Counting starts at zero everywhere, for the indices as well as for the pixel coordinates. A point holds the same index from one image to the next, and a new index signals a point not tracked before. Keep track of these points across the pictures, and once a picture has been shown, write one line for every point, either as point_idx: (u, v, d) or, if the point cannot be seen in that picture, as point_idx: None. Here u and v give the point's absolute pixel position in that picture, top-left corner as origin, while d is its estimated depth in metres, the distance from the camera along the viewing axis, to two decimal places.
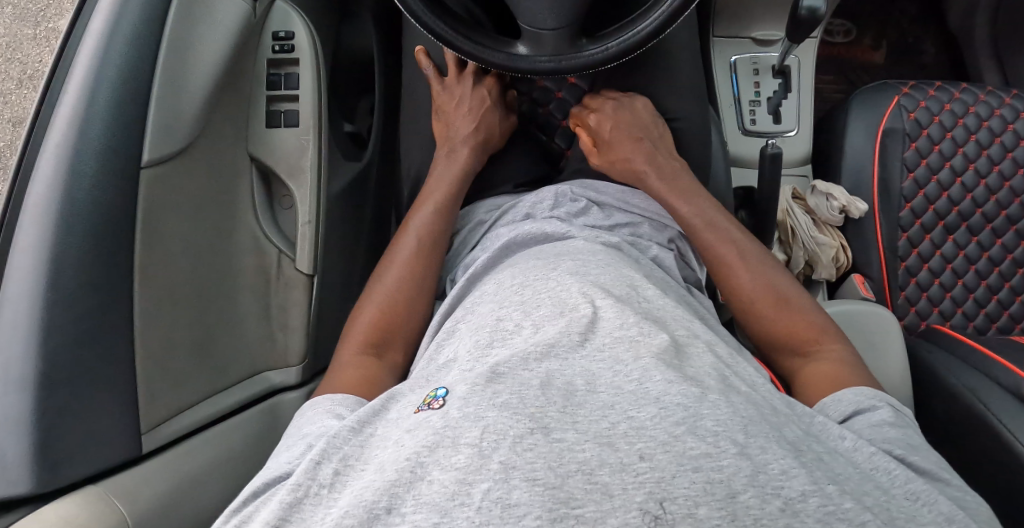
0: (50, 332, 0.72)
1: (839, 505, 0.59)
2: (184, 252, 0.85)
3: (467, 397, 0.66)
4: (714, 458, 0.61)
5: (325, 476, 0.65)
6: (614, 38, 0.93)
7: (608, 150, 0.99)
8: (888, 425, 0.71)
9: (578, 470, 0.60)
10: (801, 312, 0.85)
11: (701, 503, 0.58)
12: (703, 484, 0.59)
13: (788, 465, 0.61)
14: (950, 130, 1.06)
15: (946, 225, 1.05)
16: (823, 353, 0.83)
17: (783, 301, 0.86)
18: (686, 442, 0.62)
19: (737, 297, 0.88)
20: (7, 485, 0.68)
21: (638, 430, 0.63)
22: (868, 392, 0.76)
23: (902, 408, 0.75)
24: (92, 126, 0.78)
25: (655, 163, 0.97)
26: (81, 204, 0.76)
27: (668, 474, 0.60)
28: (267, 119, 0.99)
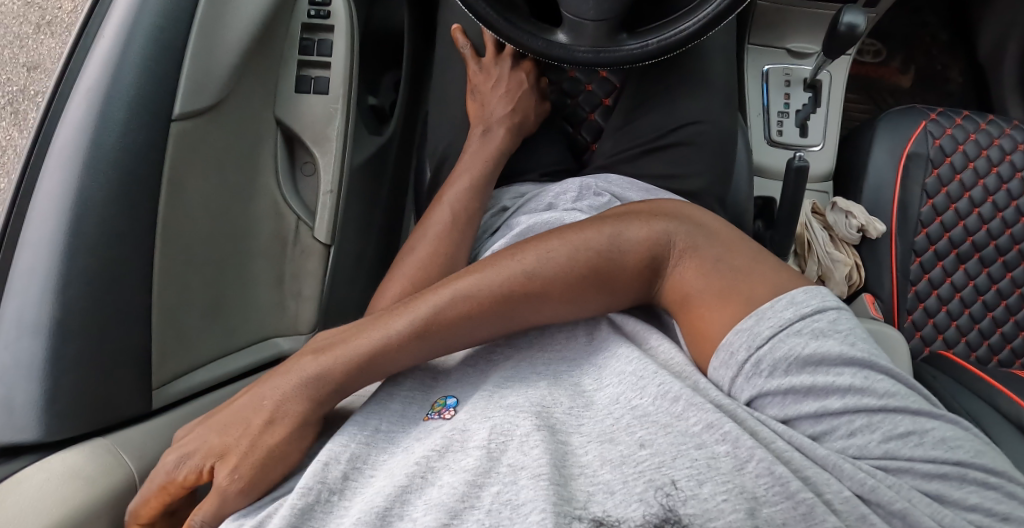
0: (69, 280, 0.70)
1: (837, 493, 0.58)
2: (206, 211, 0.84)
3: (475, 404, 0.67)
4: (718, 429, 0.61)
5: (336, 480, 0.63)
6: (656, 35, 0.93)
7: (232, 444, 0.68)
8: (804, 402, 0.63)
9: (580, 473, 0.61)
10: (619, 256, 0.70)
11: (705, 481, 0.58)
12: (706, 460, 0.59)
13: (785, 446, 0.61)
14: (973, 160, 1.07)
15: (959, 253, 1.06)
16: (689, 283, 0.69)
17: (599, 279, 0.70)
18: (690, 420, 0.62)
19: (558, 316, 0.72)
20: (14, 431, 0.67)
21: (640, 418, 0.64)
22: (747, 354, 0.64)
23: (801, 336, 0.63)
24: (125, 71, 0.76)
25: (289, 374, 0.71)
26: (109, 151, 0.74)
27: (669, 458, 0.60)
28: (297, 84, 0.97)
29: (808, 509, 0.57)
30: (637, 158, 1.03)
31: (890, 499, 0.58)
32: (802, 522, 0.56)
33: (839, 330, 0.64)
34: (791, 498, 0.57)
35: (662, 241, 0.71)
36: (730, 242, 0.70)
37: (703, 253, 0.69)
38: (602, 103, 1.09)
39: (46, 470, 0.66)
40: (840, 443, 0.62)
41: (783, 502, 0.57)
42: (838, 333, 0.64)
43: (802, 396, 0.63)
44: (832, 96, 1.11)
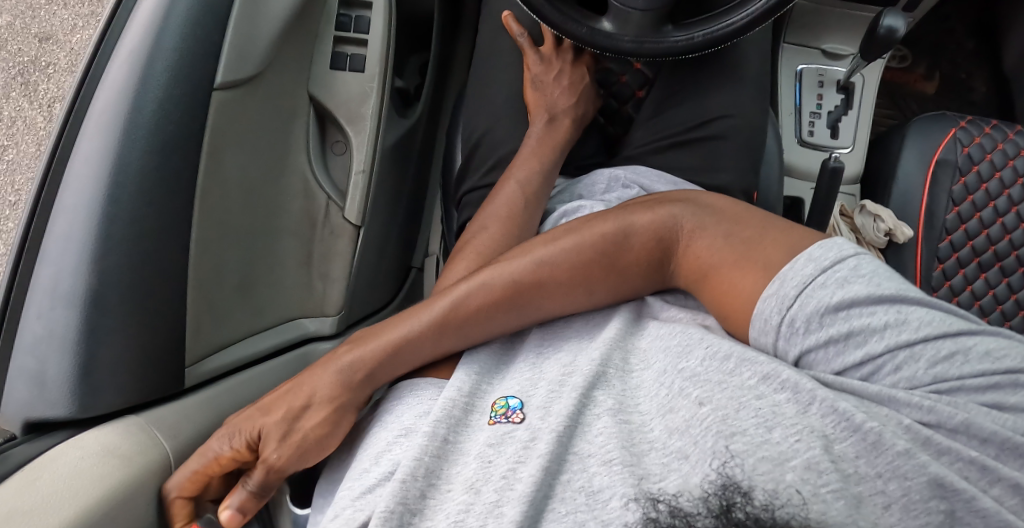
0: (106, 250, 0.68)
1: (900, 424, 0.55)
2: (240, 183, 0.81)
3: (547, 407, 0.64)
4: (777, 378, 0.58)
5: (414, 497, 0.60)
6: (701, 28, 0.92)
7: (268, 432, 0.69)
8: (847, 350, 0.59)
9: (651, 448, 0.60)
10: (628, 243, 0.69)
11: (774, 426, 0.56)
12: (769, 408, 0.57)
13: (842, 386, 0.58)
14: (999, 169, 1.07)
15: (980, 262, 1.06)
16: (702, 258, 0.66)
17: (605, 261, 0.69)
18: (745, 375, 0.60)
19: (577, 303, 0.70)
20: (47, 406, 0.65)
21: (692, 378, 0.62)
22: (780, 317, 0.60)
23: (830, 291, 0.59)
24: (167, 36, 0.73)
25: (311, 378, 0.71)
26: (150, 118, 0.71)
27: (732, 411, 0.58)
28: (332, 61, 0.94)
29: (878, 437, 0.54)
30: (665, 151, 1.00)
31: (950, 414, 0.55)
32: (872, 453, 0.54)
33: (864, 274, 0.59)
34: (857, 430, 0.55)
35: (670, 222, 0.69)
36: (738, 215, 0.67)
37: (712, 230, 0.67)
38: (634, 96, 1.07)
39: (80, 448, 0.64)
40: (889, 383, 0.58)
41: (853, 437, 0.55)
42: (867, 276, 0.59)
43: (842, 344, 0.59)
44: (864, 99, 1.10)
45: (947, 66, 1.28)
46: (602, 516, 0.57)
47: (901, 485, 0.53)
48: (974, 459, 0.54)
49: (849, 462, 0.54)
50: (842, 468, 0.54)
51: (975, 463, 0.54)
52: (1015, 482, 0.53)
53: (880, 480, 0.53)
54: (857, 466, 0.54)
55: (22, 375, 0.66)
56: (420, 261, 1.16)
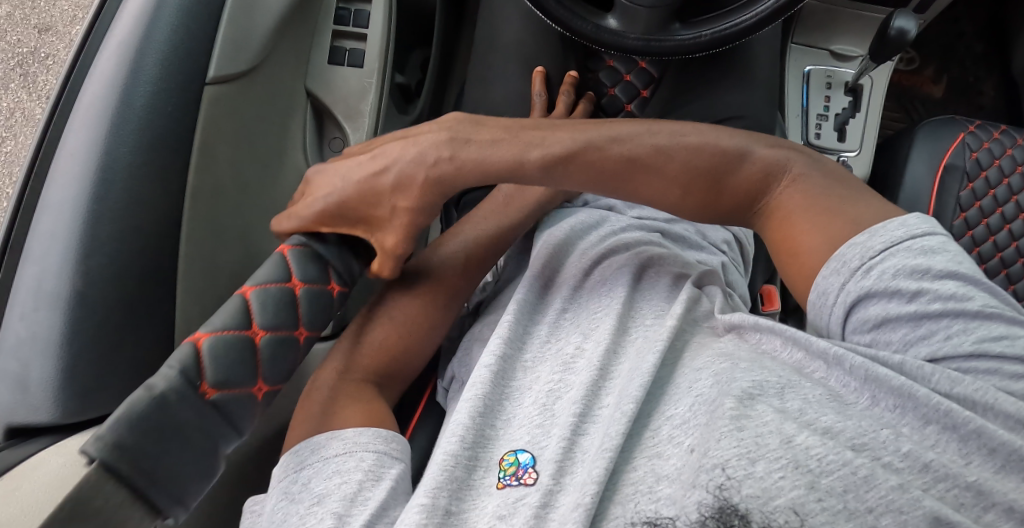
0: (92, 249, 0.66)
1: (894, 453, 0.53)
2: (234, 183, 0.78)
3: (561, 464, 0.60)
4: (754, 417, 0.56)
5: None
6: (708, 27, 0.90)
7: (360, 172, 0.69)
8: (902, 304, 0.58)
9: (637, 491, 0.57)
10: (740, 167, 0.66)
11: (758, 460, 0.54)
12: (754, 439, 0.55)
13: (831, 421, 0.55)
14: (1007, 175, 1.05)
15: (987, 268, 1.05)
16: (782, 210, 0.66)
17: (710, 174, 0.66)
18: (724, 403, 0.58)
19: (650, 198, 0.68)
20: (29, 411, 0.63)
21: (681, 428, 0.59)
22: (859, 264, 0.59)
23: (909, 251, 0.59)
24: (159, 29, 0.72)
25: (409, 157, 0.68)
26: (139, 113, 0.69)
27: (712, 440, 0.56)
28: (330, 55, 0.92)
29: (869, 472, 0.52)
30: None
31: (951, 425, 0.54)
32: (862, 487, 0.52)
33: (948, 251, 0.59)
34: (847, 464, 0.53)
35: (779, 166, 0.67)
36: (841, 177, 0.67)
37: (814, 184, 0.66)
38: (639, 95, 1.05)
39: (63, 456, 0.62)
40: (865, 404, 0.57)
41: (841, 470, 0.53)
42: (935, 253, 0.59)
43: (901, 301, 0.58)
44: (873, 101, 1.08)
45: (955, 69, 1.26)
46: None
47: (895, 518, 0.51)
48: (970, 484, 0.52)
49: (837, 497, 0.52)
50: (828, 503, 0.52)
51: (971, 488, 0.52)
52: (1009, 506, 0.51)
53: (872, 514, 0.51)
54: (845, 501, 0.52)
55: (4, 377, 0.64)
56: None
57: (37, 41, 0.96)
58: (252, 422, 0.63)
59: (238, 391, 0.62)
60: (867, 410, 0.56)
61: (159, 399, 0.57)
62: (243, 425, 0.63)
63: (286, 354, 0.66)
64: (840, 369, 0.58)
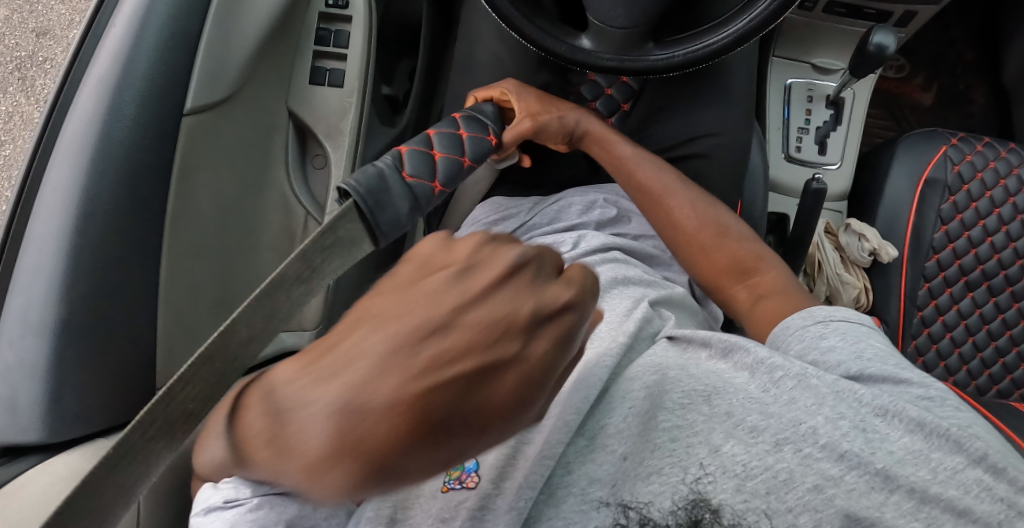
0: (75, 279, 0.70)
1: (812, 446, 0.62)
2: (215, 206, 0.82)
3: (502, 471, 0.62)
4: (687, 428, 0.64)
5: None
6: (683, 46, 0.90)
7: (543, 99, 0.88)
8: (844, 344, 0.69)
9: (573, 493, 0.62)
10: (741, 247, 0.84)
11: (687, 467, 0.62)
12: (686, 449, 0.63)
13: (755, 420, 0.64)
14: (990, 189, 1.05)
15: (968, 281, 1.04)
16: (764, 285, 0.81)
17: (721, 237, 0.85)
18: (658, 416, 0.65)
19: (663, 219, 0.86)
20: (18, 431, 0.68)
21: (618, 431, 0.65)
22: (817, 317, 0.72)
23: (859, 327, 0.71)
24: (137, 64, 0.74)
25: (574, 111, 0.89)
26: (119, 147, 0.73)
27: (648, 451, 0.64)
28: (311, 75, 0.94)
29: (788, 475, 0.61)
30: None
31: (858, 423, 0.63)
32: (783, 489, 0.60)
33: (864, 326, 0.72)
34: (769, 468, 0.61)
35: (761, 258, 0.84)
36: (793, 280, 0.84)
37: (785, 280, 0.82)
38: (620, 109, 1.04)
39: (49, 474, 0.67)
40: (784, 403, 0.65)
41: (764, 473, 0.61)
42: (873, 335, 0.71)
43: (840, 342, 0.69)
44: (854, 114, 1.11)
45: (945, 77, 1.35)
46: None
47: (812, 517, 0.60)
48: (878, 470, 0.61)
49: (761, 498, 0.60)
50: (752, 500, 0.60)
51: (880, 474, 0.61)
52: (910, 486, 0.60)
53: (791, 513, 0.60)
54: (766, 500, 0.60)
55: None
56: None
57: (35, 45, 1.03)
58: (430, 209, 0.77)
59: (422, 182, 0.76)
60: (787, 407, 0.64)
61: (380, 173, 0.73)
62: (425, 211, 0.76)
63: (453, 175, 0.79)
64: (766, 378, 0.67)
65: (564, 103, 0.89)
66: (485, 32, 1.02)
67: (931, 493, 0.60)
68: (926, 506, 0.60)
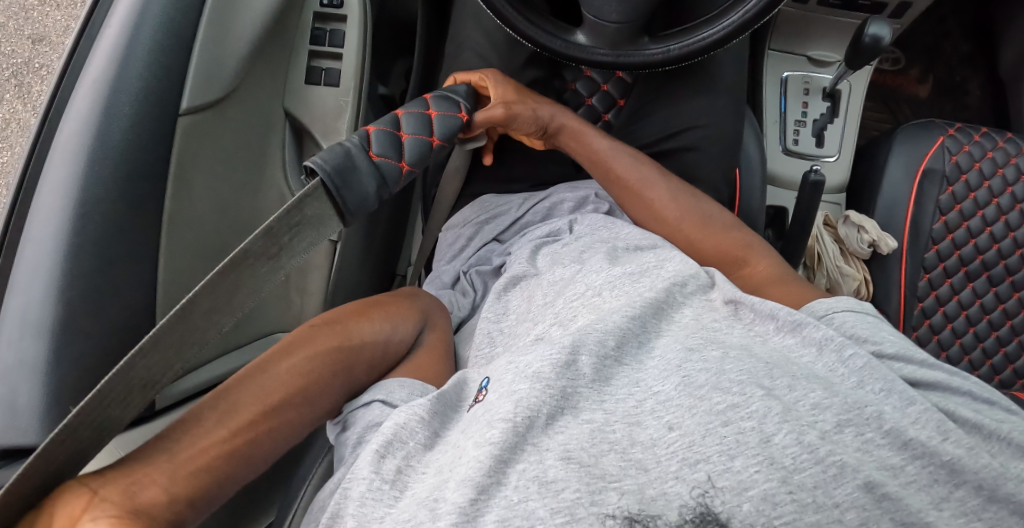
0: (73, 279, 0.69)
1: (877, 431, 0.59)
2: (212, 204, 0.82)
3: (511, 387, 0.65)
4: (743, 408, 0.60)
5: (388, 472, 0.64)
6: (677, 40, 0.90)
7: (518, 92, 0.90)
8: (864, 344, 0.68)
9: (611, 449, 0.60)
10: (733, 236, 0.86)
11: (737, 456, 0.57)
12: (735, 436, 0.58)
13: (818, 398, 0.61)
14: (988, 178, 1.05)
15: (968, 271, 1.04)
16: (757, 275, 0.83)
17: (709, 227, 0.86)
18: (712, 396, 0.61)
19: (645, 212, 0.88)
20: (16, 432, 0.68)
21: (665, 403, 0.63)
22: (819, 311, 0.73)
23: (864, 319, 0.71)
24: (132, 64, 0.74)
25: (548, 106, 0.91)
26: (115, 146, 0.73)
27: (698, 437, 0.59)
28: (307, 75, 0.94)
29: (839, 470, 0.57)
30: None
31: (930, 407, 0.62)
32: (831, 484, 0.56)
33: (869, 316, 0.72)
34: (820, 462, 0.57)
35: (753, 247, 0.86)
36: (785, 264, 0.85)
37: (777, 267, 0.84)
38: (615, 105, 1.04)
39: None
40: (852, 385, 0.63)
41: (813, 468, 0.57)
42: (881, 326, 0.70)
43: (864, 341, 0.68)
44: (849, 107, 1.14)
45: (940, 70, 1.37)
46: (552, 505, 0.56)
47: (858, 515, 0.56)
48: (945, 462, 0.58)
49: (807, 492, 0.56)
50: (799, 496, 0.56)
51: (945, 467, 0.58)
52: (978, 483, 0.58)
53: (838, 509, 0.55)
54: (815, 495, 0.56)
55: None
56: (404, 269, 1.15)
57: (30, 52, 1.04)
58: (396, 189, 0.78)
59: (389, 161, 0.77)
60: (855, 389, 0.63)
61: (346, 151, 0.74)
62: (390, 190, 0.78)
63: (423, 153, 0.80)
64: (834, 357, 0.66)
65: (542, 99, 0.91)
66: (479, 30, 1.02)
67: (1001, 492, 0.58)
68: (994, 506, 0.58)
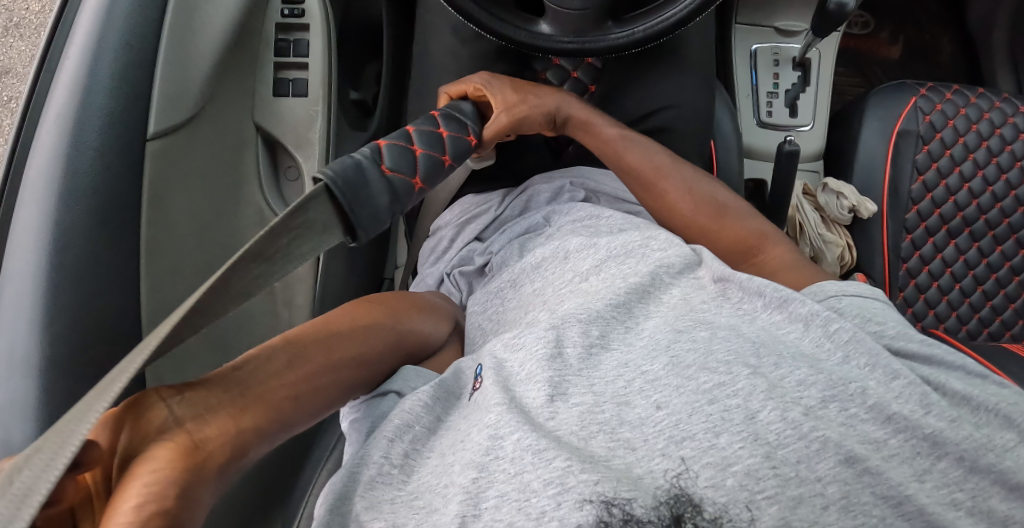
0: (56, 315, 0.69)
1: (861, 405, 0.60)
2: (190, 228, 0.82)
3: (503, 378, 0.67)
4: (730, 387, 0.61)
5: (396, 456, 0.65)
6: (641, 22, 0.90)
7: (521, 88, 0.87)
8: (865, 324, 0.68)
9: (600, 431, 0.60)
10: (744, 221, 0.85)
11: (721, 433, 0.58)
12: (720, 414, 0.59)
13: (803, 375, 0.61)
14: (962, 134, 1.05)
15: (949, 229, 1.05)
16: (770, 260, 0.81)
17: (720, 213, 0.85)
18: (700, 378, 0.62)
19: (656, 201, 0.87)
20: None
21: (652, 383, 0.63)
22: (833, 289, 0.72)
23: (875, 302, 0.70)
24: (96, 95, 0.74)
25: (551, 100, 0.89)
26: (86, 178, 0.72)
27: (685, 415, 0.60)
28: (274, 87, 0.94)
29: (821, 445, 0.57)
30: None
31: (915, 380, 0.62)
32: (813, 458, 0.57)
33: (875, 295, 0.72)
34: (803, 437, 0.57)
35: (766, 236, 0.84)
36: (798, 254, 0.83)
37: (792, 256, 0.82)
38: (588, 90, 1.02)
39: None
40: (838, 360, 0.63)
41: (795, 443, 0.57)
42: (889, 312, 0.70)
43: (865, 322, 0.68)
44: (820, 75, 1.15)
45: (910, 31, 1.37)
46: (543, 474, 0.58)
47: (840, 488, 0.56)
48: (926, 436, 0.59)
49: (790, 466, 0.56)
50: (782, 471, 0.56)
51: (927, 439, 0.59)
52: (959, 454, 0.58)
53: (819, 483, 0.56)
54: (797, 470, 0.56)
55: None
56: (390, 272, 1.15)
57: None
58: (410, 205, 0.76)
59: (403, 177, 0.74)
60: (841, 365, 0.63)
61: (358, 166, 0.71)
62: (404, 205, 0.75)
63: (435, 171, 0.77)
64: (821, 331, 0.65)
65: (543, 90, 0.89)
66: (444, 27, 1.01)
67: (980, 462, 0.58)
68: (975, 476, 0.58)
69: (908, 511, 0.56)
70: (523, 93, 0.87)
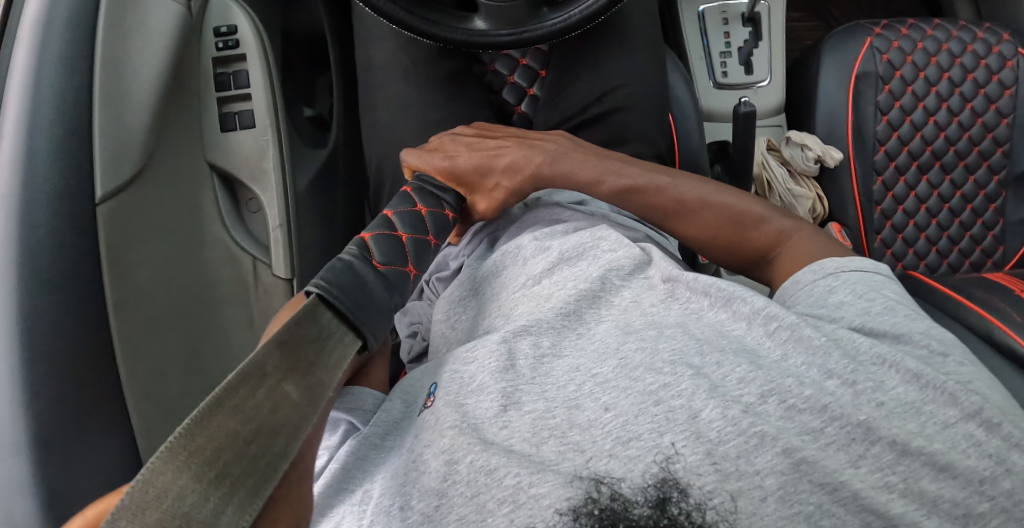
0: (30, 390, 0.70)
1: (798, 395, 0.61)
2: (155, 281, 0.83)
3: (458, 393, 0.67)
4: (672, 388, 0.62)
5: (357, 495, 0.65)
6: (576, 5, 0.88)
7: (492, 160, 0.82)
8: (855, 298, 0.67)
9: (551, 436, 0.62)
10: (761, 223, 0.79)
11: (665, 432, 0.60)
12: (664, 414, 0.61)
13: (744, 371, 0.62)
14: (923, 69, 1.03)
15: (919, 166, 1.04)
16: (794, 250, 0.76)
17: (739, 227, 0.79)
18: (646, 376, 0.63)
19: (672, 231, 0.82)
20: None
21: (602, 384, 0.64)
22: (834, 267, 0.70)
23: (875, 277, 0.69)
24: (37, 164, 0.73)
25: (533, 160, 0.82)
26: (39, 250, 0.72)
27: (631, 416, 0.61)
28: (221, 123, 0.94)
29: (761, 438, 0.58)
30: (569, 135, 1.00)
31: (848, 379, 0.61)
32: (752, 453, 0.58)
33: (879, 274, 0.70)
34: (742, 433, 0.59)
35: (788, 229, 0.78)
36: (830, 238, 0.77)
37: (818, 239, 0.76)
38: (539, 76, 1.04)
39: None
40: (777, 358, 0.64)
41: (735, 439, 0.58)
42: (885, 287, 0.69)
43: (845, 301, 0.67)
44: (772, 28, 1.13)
45: None
46: (497, 493, 0.60)
47: (777, 479, 0.57)
48: (861, 422, 0.59)
49: (730, 462, 0.58)
50: (723, 467, 0.57)
51: (862, 425, 0.59)
52: (892, 439, 0.58)
53: (758, 476, 0.57)
54: (737, 466, 0.58)
55: None
56: None
57: None
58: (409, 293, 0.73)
59: (396, 266, 0.72)
60: (779, 363, 0.63)
61: (348, 265, 0.67)
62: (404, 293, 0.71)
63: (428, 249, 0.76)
64: (762, 329, 0.66)
65: (518, 151, 0.83)
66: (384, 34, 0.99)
67: (912, 446, 0.58)
68: (906, 460, 0.58)
69: (844, 497, 0.57)
70: (495, 165, 0.82)
